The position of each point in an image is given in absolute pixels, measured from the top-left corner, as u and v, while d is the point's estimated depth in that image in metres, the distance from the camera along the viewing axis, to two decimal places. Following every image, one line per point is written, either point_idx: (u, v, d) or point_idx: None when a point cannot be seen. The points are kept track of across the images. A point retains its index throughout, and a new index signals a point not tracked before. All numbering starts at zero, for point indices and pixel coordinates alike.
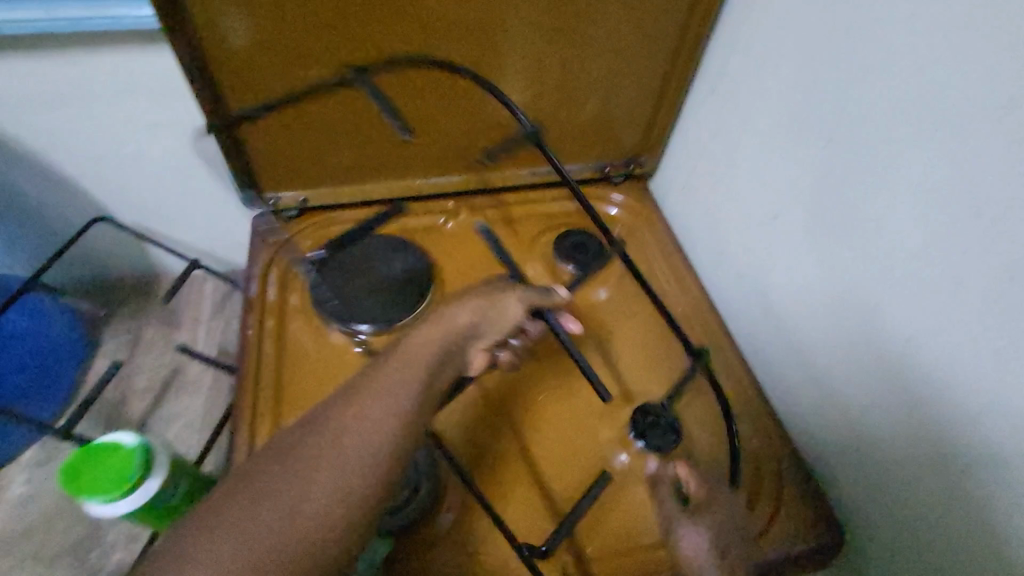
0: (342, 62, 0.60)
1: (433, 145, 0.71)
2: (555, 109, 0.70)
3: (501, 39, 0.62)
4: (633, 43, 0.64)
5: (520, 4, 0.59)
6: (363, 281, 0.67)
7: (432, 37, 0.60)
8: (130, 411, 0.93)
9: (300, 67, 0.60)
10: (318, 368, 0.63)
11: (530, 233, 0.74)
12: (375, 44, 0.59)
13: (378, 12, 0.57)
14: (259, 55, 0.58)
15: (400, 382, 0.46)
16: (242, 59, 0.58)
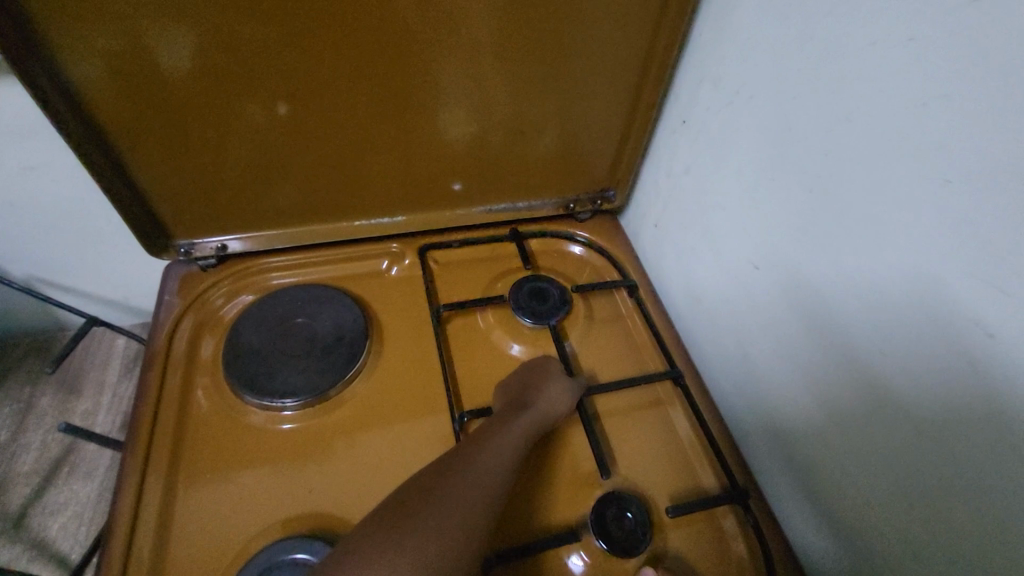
0: (275, 94, 0.51)
1: (374, 186, 0.62)
2: (509, 143, 0.62)
3: (464, 69, 0.54)
4: (597, 72, 0.57)
5: (494, 31, 0.51)
6: (288, 341, 0.58)
7: (392, 69, 0.52)
8: (8, 502, 0.76)
9: (224, 98, 0.51)
10: (225, 450, 0.52)
11: (485, 278, 0.65)
12: (317, 76, 0.51)
13: (332, 42, 0.49)
14: (177, 81, 0.48)
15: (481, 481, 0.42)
16: (150, 84, 0.48)
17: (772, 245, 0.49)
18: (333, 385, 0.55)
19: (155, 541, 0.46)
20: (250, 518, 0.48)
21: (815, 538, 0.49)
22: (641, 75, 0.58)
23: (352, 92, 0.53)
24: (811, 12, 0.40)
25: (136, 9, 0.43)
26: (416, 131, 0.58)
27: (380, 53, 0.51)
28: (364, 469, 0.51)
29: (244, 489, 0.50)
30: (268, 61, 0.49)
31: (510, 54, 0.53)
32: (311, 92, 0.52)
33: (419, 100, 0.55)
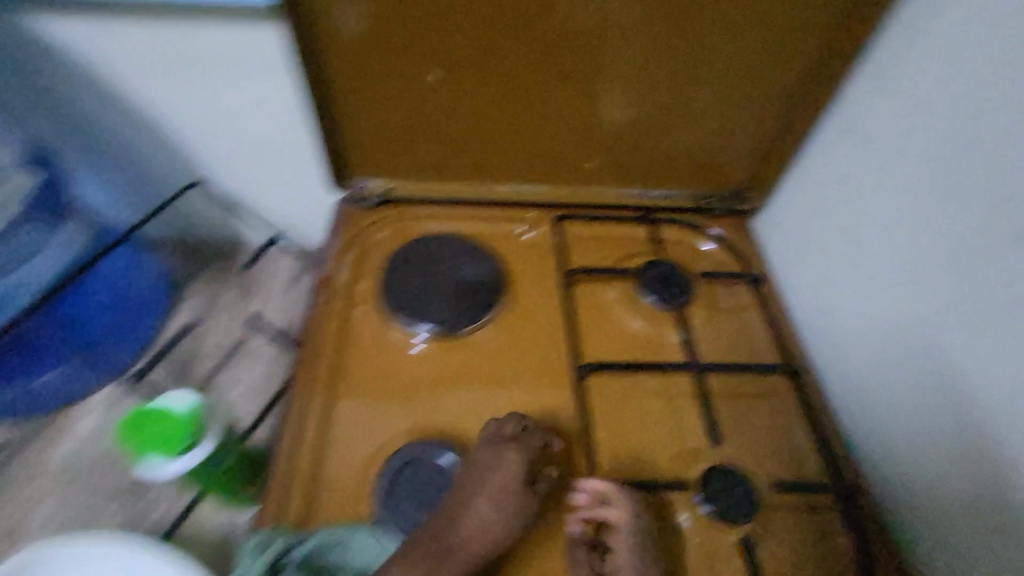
0: (461, 57, 0.58)
1: (526, 155, 0.67)
2: (659, 129, 0.65)
3: (628, 51, 0.57)
4: (759, 57, 0.58)
5: (667, 17, 0.55)
6: (434, 282, 0.64)
7: (566, 44, 0.57)
8: None
9: (419, 56, 0.57)
10: (374, 363, 0.59)
11: (612, 256, 0.69)
12: (500, 43, 0.57)
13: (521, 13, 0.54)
14: (386, 38, 0.56)
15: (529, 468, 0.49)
16: (365, 38, 0.55)
17: (928, 253, 0.48)
18: (466, 327, 0.61)
19: (310, 432, 0.53)
20: (387, 429, 0.54)
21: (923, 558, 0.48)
22: (803, 67, 0.58)
23: (527, 54, 0.58)
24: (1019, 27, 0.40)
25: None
26: (573, 100, 0.62)
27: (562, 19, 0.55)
28: (493, 405, 0.56)
29: (384, 396, 0.56)
30: (463, 16, 0.54)
31: (681, 32, 0.56)
32: (492, 50, 0.57)
33: (583, 76, 0.60)
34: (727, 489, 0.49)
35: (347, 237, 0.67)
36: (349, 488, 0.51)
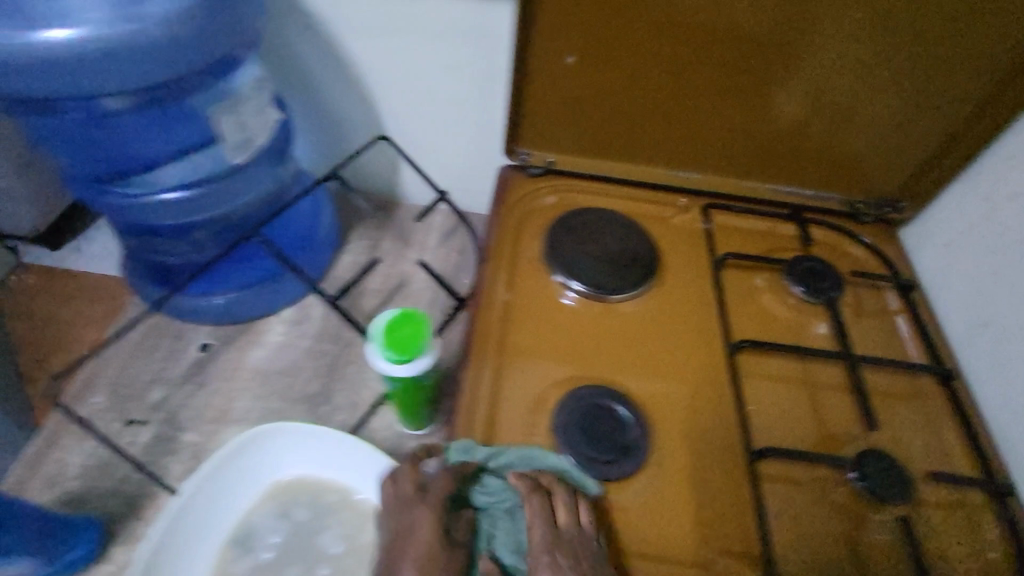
0: (661, 41, 0.64)
1: (691, 142, 0.72)
2: (826, 128, 0.69)
3: (817, 46, 0.63)
4: (946, 59, 0.61)
5: (863, 17, 0.60)
6: (593, 249, 0.68)
7: (760, 36, 0.63)
8: None
9: (623, 37, 0.63)
10: (537, 314, 0.64)
11: (758, 245, 0.71)
12: (701, 30, 0.62)
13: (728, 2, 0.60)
14: (599, 18, 0.62)
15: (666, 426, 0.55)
16: (581, 15, 0.62)
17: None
18: (621, 291, 0.65)
19: (487, 367, 0.58)
20: (553, 374, 0.59)
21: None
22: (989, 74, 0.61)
23: (723, 37, 0.63)
24: None
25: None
26: (753, 89, 0.67)
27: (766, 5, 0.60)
28: (648, 368, 0.60)
29: (548, 345, 0.61)
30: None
31: (875, 26, 0.60)
32: (692, 31, 0.62)
33: (767, 68, 0.65)
34: (884, 472, 0.52)
35: (513, 199, 0.72)
36: (525, 423, 0.55)
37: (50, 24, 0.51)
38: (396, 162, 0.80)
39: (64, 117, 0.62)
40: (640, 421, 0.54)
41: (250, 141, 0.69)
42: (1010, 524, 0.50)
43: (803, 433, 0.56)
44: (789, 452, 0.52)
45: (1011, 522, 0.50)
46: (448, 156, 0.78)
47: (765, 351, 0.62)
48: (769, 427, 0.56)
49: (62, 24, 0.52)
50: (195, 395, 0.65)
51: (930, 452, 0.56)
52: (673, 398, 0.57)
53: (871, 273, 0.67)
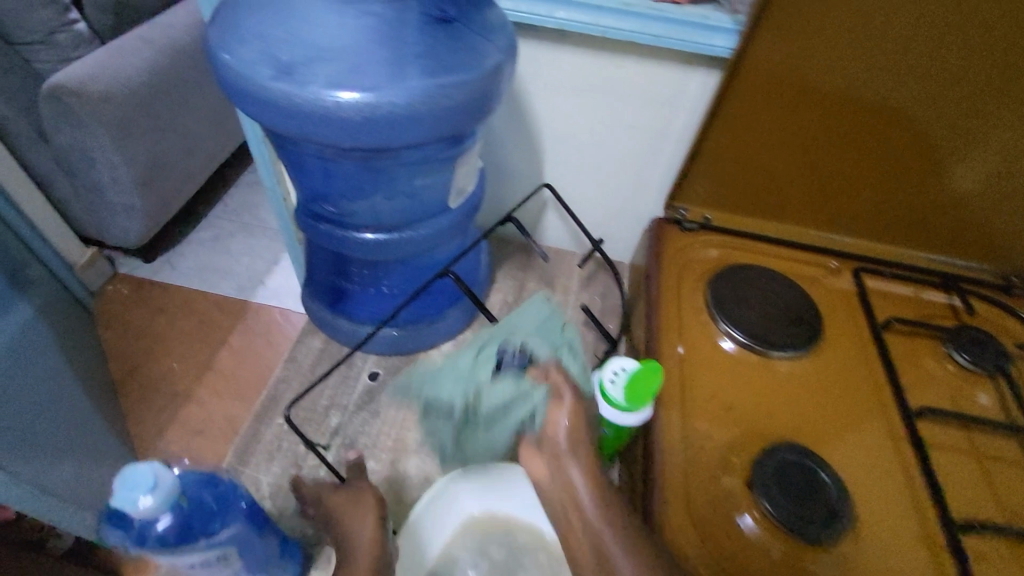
0: (846, 118, 0.66)
1: (850, 208, 0.75)
2: (995, 208, 0.70)
3: (1010, 136, 0.63)
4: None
5: None
6: (758, 307, 0.70)
7: (952, 123, 0.64)
8: None
9: (808, 112, 0.66)
10: (710, 367, 0.66)
11: (912, 308, 0.73)
12: (892, 110, 0.64)
13: (928, 90, 0.62)
14: (791, 94, 0.65)
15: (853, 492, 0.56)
16: (775, 90, 0.64)
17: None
18: (786, 349, 0.66)
19: (675, 422, 0.60)
20: (735, 428, 0.60)
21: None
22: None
23: (914, 116, 0.64)
24: None
25: (833, 15, 0.57)
26: (929, 168, 0.68)
27: (968, 90, 0.61)
28: (828, 429, 0.61)
29: (724, 397, 0.63)
30: (878, 78, 0.62)
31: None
32: (884, 109, 0.64)
33: (951, 150, 0.66)
34: None
35: (672, 251, 0.75)
36: (720, 478, 0.56)
37: (308, 80, 0.45)
38: (550, 209, 0.85)
39: (305, 158, 0.53)
40: (836, 483, 0.55)
41: (462, 190, 0.60)
42: None
43: (989, 505, 0.57)
44: (990, 526, 0.54)
45: None
46: (603, 204, 0.82)
47: (940, 420, 0.62)
48: (958, 497, 0.57)
49: (327, 79, 0.46)
50: (373, 423, 0.67)
51: None
52: (855, 463, 0.58)
53: None
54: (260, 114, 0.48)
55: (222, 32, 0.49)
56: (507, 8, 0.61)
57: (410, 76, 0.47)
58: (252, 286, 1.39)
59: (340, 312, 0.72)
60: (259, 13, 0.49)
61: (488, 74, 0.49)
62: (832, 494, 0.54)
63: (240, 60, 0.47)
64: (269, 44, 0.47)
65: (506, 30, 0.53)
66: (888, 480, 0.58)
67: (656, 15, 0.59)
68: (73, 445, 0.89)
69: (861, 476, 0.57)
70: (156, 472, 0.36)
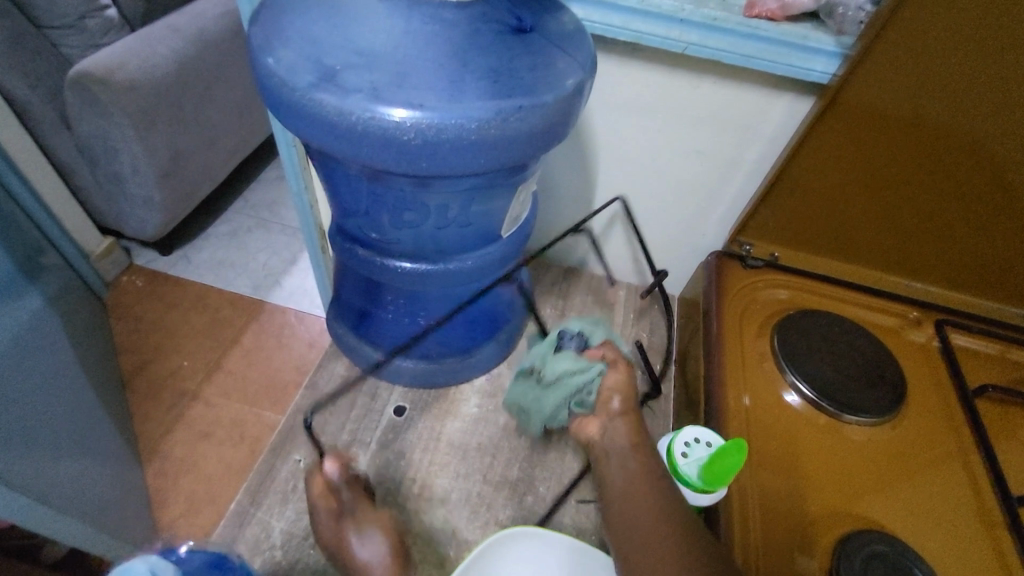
0: (948, 160, 0.58)
1: (936, 257, 0.67)
2: None
3: None
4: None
5: None
6: (831, 361, 0.62)
7: None
8: None
9: (904, 150, 0.58)
10: (776, 427, 0.59)
11: (1005, 372, 0.65)
12: (1007, 158, 0.56)
13: None
14: (887, 128, 0.57)
15: None
16: (869, 121, 0.57)
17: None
18: (865, 413, 0.58)
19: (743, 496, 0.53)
20: (807, 504, 0.53)
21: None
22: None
23: None
24: None
25: (949, 46, 0.50)
26: None
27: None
28: (913, 511, 0.54)
29: (793, 464, 0.56)
30: (997, 122, 0.54)
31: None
32: (996, 157, 0.56)
33: None
34: None
35: (734, 290, 0.68)
36: (796, 565, 0.49)
37: (358, 92, 0.39)
38: (605, 233, 0.78)
39: (346, 176, 0.47)
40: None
41: (514, 219, 0.54)
42: None
43: None
44: None
45: None
46: (656, 233, 0.75)
47: None
48: None
49: (380, 94, 0.40)
50: (399, 464, 0.61)
51: None
52: (946, 556, 0.51)
53: None
54: (301, 129, 0.43)
55: (264, 30, 0.43)
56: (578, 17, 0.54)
57: (474, 93, 0.40)
58: (268, 285, 1.34)
59: (366, 339, 0.66)
60: (305, 13, 0.43)
61: (562, 95, 0.43)
62: None
63: (282, 65, 0.41)
64: (316, 48, 0.41)
65: (582, 45, 0.46)
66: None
67: (747, 33, 0.53)
68: (77, 449, 0.84)
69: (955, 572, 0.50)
70: (150, 567, 0.33)
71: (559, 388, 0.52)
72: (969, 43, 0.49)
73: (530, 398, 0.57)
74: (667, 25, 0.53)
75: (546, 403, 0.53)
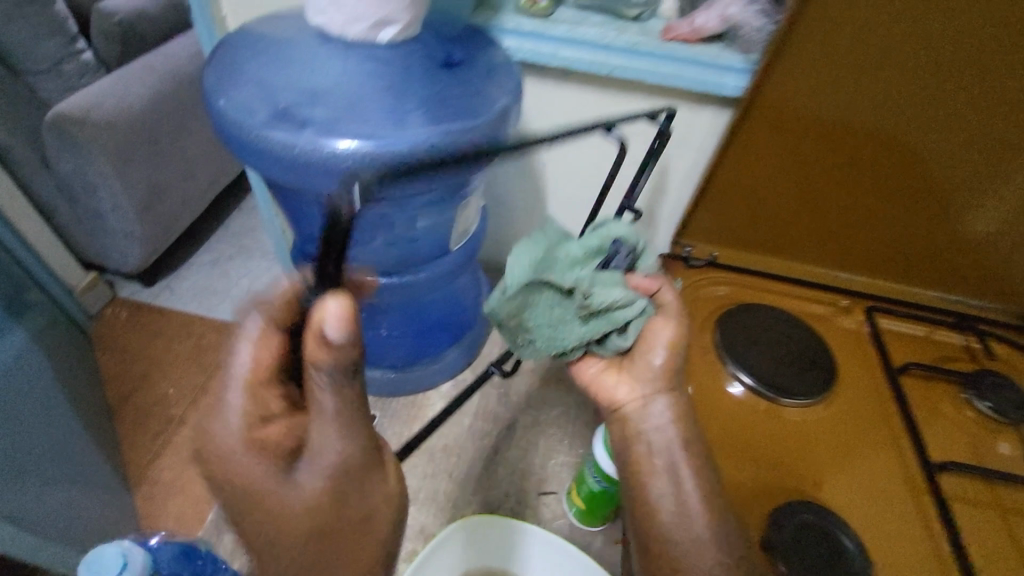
0: (856, 154, 0.64)
1: (859, 249, 0.73)
2: (1012, 254, 0.67)
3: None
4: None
5: None
6: (768, 349, 0.67)
7: (965, 165, 0.61)
8: None
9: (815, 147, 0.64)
10: (720, 413, 0.63)
11: (929, 350, 0.70)
12: (905, 148, 0.62)
13: (945, 129, 0.59)
14: (797, 128, 0.63)
15: (873, 551, 0.53)
16: (780, 122, 0.62)
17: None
18: (795, 394, 0.64)
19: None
20: (746, 480, 0.57)
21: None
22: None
23: (928, 155, 0.62)
24: None
25: (837, 55, 0.56)
26: (942, 210, 0.66)
27: (989, 134, 0.58)
28: (843, 481, 0.58)
29: (734, 445, 0.60)
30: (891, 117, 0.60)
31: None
32: (900, 149, 0.62)
33: (964, 194, 0.64)
34: None
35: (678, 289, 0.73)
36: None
37: (308, 128, 0.44)
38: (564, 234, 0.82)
39: (303, 203, 0.52)
40: (850, 540, 0.53)
41: (465, 232, 0.59)
42: None
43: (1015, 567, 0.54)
44: None
45: None
46: None
47: (962, 473, 0.59)
48: (984, 554, 0.54)
49: (327, 129, 0.44)
50: None
51: None
52: (873, 518, 0.55)
53: None
54: (260, 164, 0.47)
55: (221, 76, 0.47)
56: (511, 47, 0.59)
57: (413, 122, 0.45)
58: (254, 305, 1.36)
59: None
60: (258, 59, 0.48)
61: (495, 118, 0.47)
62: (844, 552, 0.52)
63: (236, 108, 0.45)
64: (268, 92, 0.46)
65: (512, 72, 0.51)
66: (907, 537, 0.55)
67: (666, 56, 0.58)
68: (64, 477, 0.87)
69: (878, 531, 0.55)
70: (121, 551, 0.38)
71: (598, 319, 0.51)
72: (862, 46, 0.54)
73: (542, 319, 0.52)
74: (592, 51, 0.59)
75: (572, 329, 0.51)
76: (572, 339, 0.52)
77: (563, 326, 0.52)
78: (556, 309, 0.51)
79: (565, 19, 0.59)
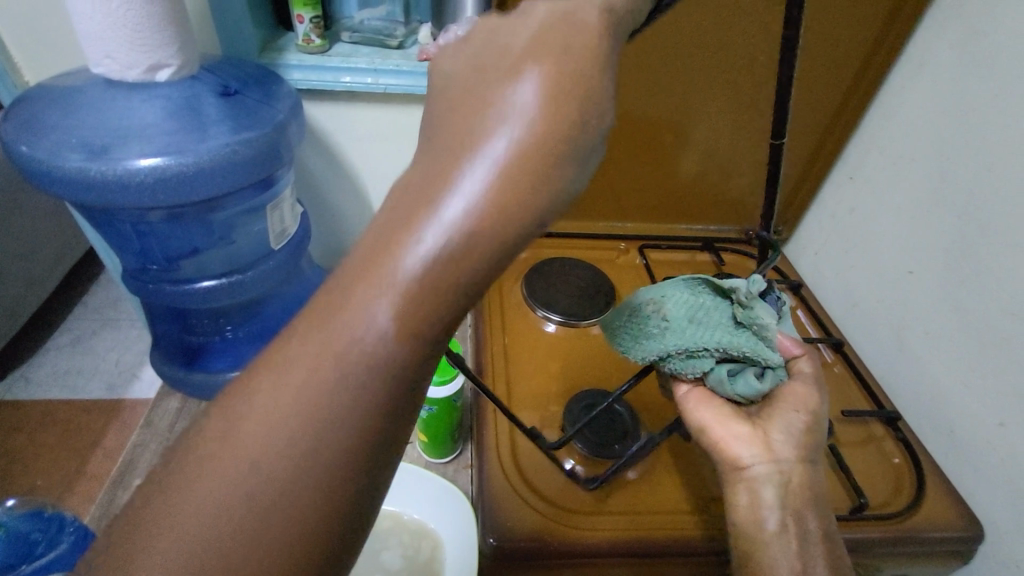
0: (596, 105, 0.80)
1: (620, 201, 0.94)
2: (710, 183, 0.92)
3: (694, 124, 0.85)
4: (812, 125, 0.82)
5: (718, 107, 0.83)
6: (563, 289, 0.84)
7: (659, 119, 0.84)
8: None
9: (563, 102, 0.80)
10: (531, 344, 0.77)
11: (685, 269, 0.90)
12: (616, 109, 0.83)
13: (633, 87, 0.80)
14: None
15: (644, 415, 0.68)
16: None
17: (974, 190, 0.62)
18: (592, 317, 0.80)
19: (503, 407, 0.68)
20: (550, 389, 0.71)
21: (982, 464, 0.61)
22: (857, 126, 0.79)
23: (635, 112, 0.83)
24: (965, 112, 0.63)
25: None
26: (656, 153, 0.88)
27: (663, 92, 0.81)
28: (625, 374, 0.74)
29: (541, 366, 0.74)
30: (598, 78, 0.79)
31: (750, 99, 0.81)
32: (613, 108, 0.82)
33: (664, 139, 0.86)
34: None
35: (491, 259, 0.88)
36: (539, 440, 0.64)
37: (107, 153, 0.52)
38: None
39: (122, 224, 0.59)
40: (628, 422, 0.65)
41: (285, 232, 0.69)
42: (899, 432, 0.67)
43: None
44: None
45: (899, 428, 0.67)
46: None
47: None
48: None
49: (125, 152, 0.53)
50: None
51: (847, 399, 0.71)
52: (644, 394, 0.71)
53: (775, 280, 0.86)
54: (67, 192, 0.54)
55: (18, 123, 0.54)
56: (298, 79, 0.73)
57: (207, 138, 0.56)
58: (130, 378, 0.93)
59: (197, 368, 0.77)
60: (53, 108, 0.55)
61: (275, 128, 0.60)
62: (617, 428, 0.64)
63: (36, 149, 0.52)
64: (63, 129, 0.53)
65: (287, 91, 0.63)
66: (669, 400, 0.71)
67: (424, 72, 0.74)
68: None
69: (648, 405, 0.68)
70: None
71: (743, 340, 0.42)
72: None
73: (692, 320, 0.43)
74: (365, 75, 0.74)
75: (708, 337, 0.42)
76: (705, 340, 0.42)
77: (695, 319, 0.43)
78: (695, 299, 0.44)
79: (339, 52, 0.75)
